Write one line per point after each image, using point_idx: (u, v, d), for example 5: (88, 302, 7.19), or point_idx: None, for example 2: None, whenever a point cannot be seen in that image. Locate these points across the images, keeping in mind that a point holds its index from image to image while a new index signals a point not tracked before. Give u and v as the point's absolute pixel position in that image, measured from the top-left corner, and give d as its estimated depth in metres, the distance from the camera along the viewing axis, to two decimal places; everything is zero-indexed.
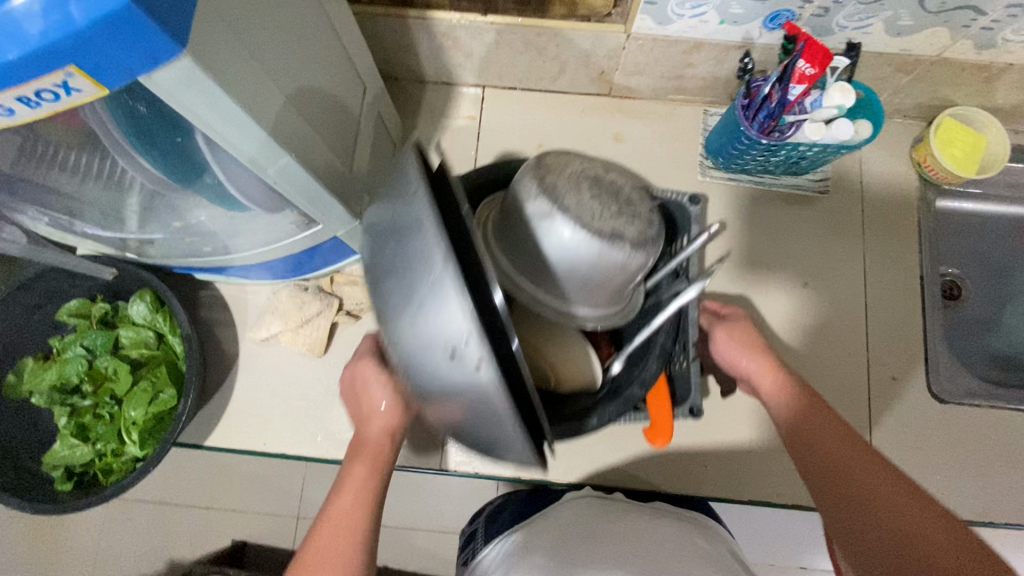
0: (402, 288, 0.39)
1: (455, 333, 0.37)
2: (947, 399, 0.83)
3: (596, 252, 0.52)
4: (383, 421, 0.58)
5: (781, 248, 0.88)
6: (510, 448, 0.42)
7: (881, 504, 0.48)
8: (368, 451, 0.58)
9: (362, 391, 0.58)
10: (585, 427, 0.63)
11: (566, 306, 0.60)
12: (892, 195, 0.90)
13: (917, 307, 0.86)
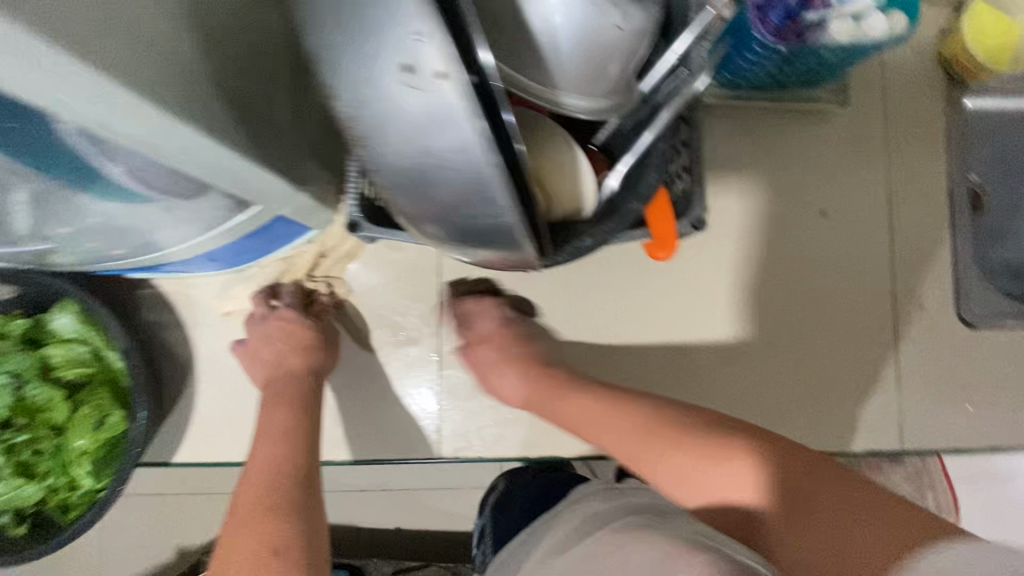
0: (349, 17, 0.33)
1: (411, 44, 0.31)
2: (978, 324, 0.77)
3: (591, 11, 0.49)
4: (312, 365, 0.67)
5: (798, 172, 0.77)
6: (491, 210, 0.38)
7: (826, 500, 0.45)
8: (294, 397, 0.64)
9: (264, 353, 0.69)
10: (582, 247, 0.61)
11: (555, 95, 0.52)
12: (918, 97, 0.79)
13: (945, 225, 0.78)
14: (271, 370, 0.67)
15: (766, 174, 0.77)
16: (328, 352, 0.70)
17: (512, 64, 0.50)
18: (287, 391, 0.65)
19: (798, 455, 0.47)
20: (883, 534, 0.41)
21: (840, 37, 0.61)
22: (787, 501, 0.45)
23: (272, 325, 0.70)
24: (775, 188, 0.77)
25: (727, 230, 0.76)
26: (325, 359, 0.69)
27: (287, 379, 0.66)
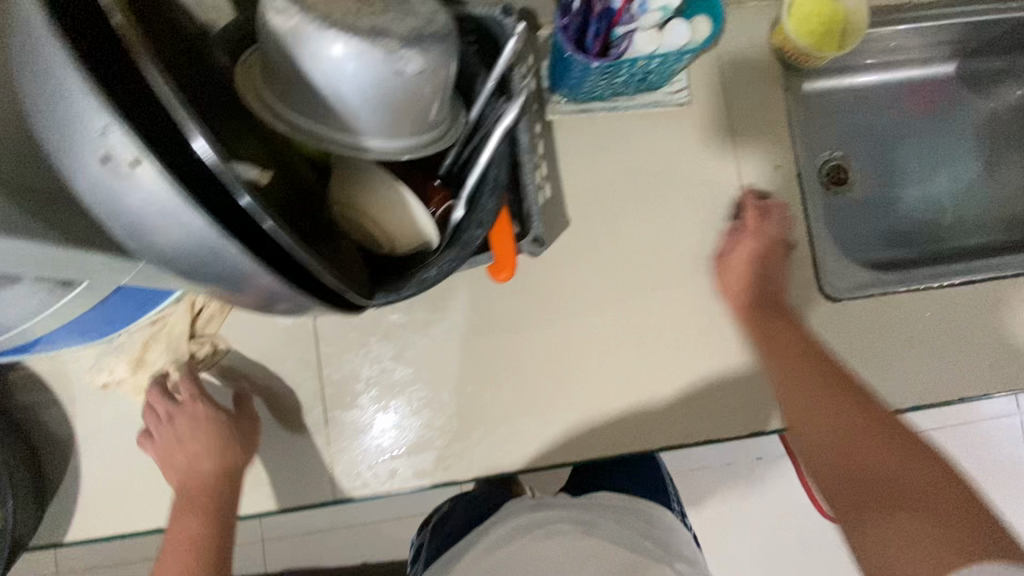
0: (47, 123, 0.36)
1: (104, 140, 0.34)
2: (838, 296, 0.80)
3: (365, 58, 0.49)
4: (219, 459, 0.71)
5: (651, 173, 0.81)
6: (243, 276, 0.40)
7: (904, 493, 0.55)
8: (200, 499, 0.69)
9: (168, 453, 0.71)
10: (425, 279, 0.62)
11: (356, 141, 0.54)
12: (758, 88, 0.81)
13: (799, 207, 0.81)
14: (187, 467, 0.71)
15: (623, 179, 0.80)
16: (236, 440, 0.72)
17: (299, 112, 0.52)
18: (196, 496, 0.69)
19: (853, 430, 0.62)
20: (932, 532, 0.52)
21: (647, 48, 0.64)
22: (912, 487, 0.55)
23: (167, 429, 0.71)
24: (631, 191, 0.80)
25: (588, 237, 0.79)
26: (235, 451, 0.71)
27: (200, 487, 0.70)
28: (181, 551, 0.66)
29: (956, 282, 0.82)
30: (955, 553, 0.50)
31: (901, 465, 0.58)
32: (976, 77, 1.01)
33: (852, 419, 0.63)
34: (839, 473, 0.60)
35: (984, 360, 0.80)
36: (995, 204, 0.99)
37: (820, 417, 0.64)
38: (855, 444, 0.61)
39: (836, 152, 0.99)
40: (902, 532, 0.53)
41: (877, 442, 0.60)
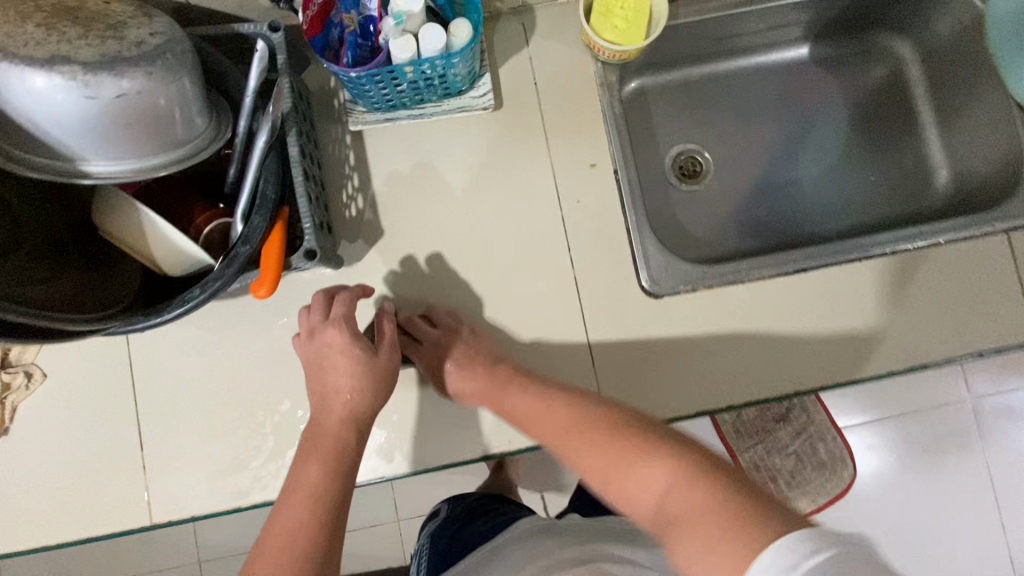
0: None
1: None
2: (660, 292, 0.78)
3: (59, 88, 0.50)
4: (353, 404, 0.68)
5: (464, 178, 0.80)
6: None
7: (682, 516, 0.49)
8: (326, 446, 0.66)
9: (326, 359, 0.69)
10: (187, 298, 0.62)
11: (86, 166, 0.56)
12: (570, 89, 0.81)
13: (617, 205, 0.80)
14: (324, 379, 0.70)
15: (436, 185, 0.80)
16: (380, 386, 0.70)
17: (4, 137, 0.53)
18: (354, 406, 0.69)
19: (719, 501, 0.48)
20: (708, 526, 0.47)
21: (402, 56, 0.63)
22: (679, 506, 0.50)
23: (325, 334, 0.69)
24: (445, 198, 0.80)
25: (401, 247, 0.79)
26: (374, 399, 0.69)
27: (341, 420, 0.68)
28: (315, 472, 0.64)
29: (789, 271, 0.79)
30: (725, 529, 0.46)
31: (654, 484, 0.54)
32: (833, 61, 0.98)
33: (627, 445, 0.58)
34: (633, 495, 0.55)
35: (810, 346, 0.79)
36: (856, 192, 0.95)
37: (597, 450, 0.59)
38: (629, 467, 0.56)
39: (692, 143, 0.97)
40: (692, 534, 0.47)
41: (611, 468, 0.58)
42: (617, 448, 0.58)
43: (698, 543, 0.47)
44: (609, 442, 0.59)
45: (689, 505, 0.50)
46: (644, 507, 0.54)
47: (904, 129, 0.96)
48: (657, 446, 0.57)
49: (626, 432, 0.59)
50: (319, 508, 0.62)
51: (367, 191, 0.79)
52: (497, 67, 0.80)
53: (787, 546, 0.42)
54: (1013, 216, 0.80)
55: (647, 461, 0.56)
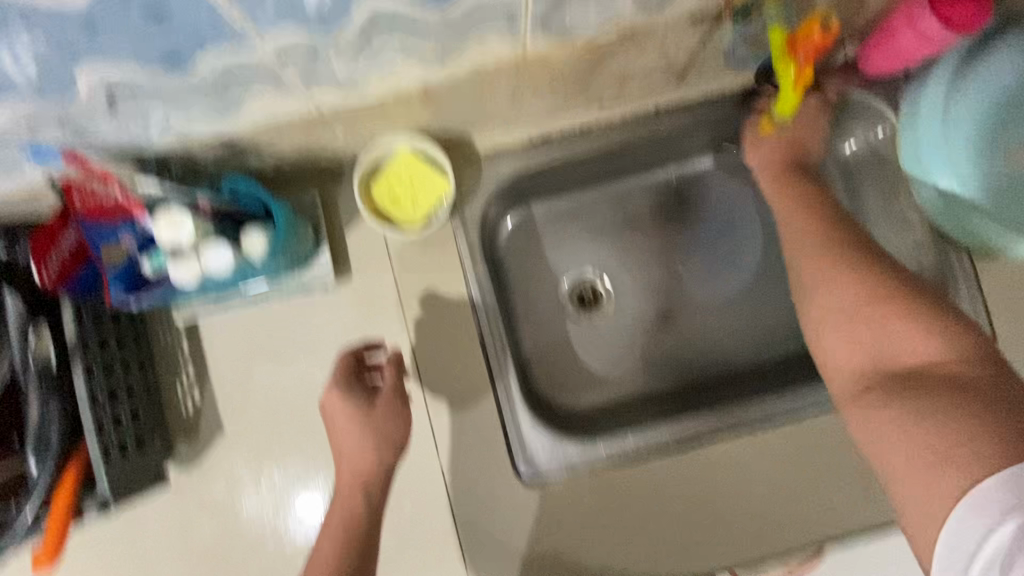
0: None
1: None
2: (538, 478, 0.70)
3: None
4: (358, 465, 0.62)
5: (313, 364, 0.70)
6: None
7: (916, 375, 0.49)
8: (342, 506, 0.61)
9: (332, 428, 0.63)
10: None
11: None
12: (427, 252, 0.71)
13: (486, 380, 0.71)
14: (341, 442, 0.62)
15: (282, 374, 0.70)
16: (389, 439, 0.62)
17: None
18: (360, 521, 0.60)
19: (966, 380, 0.47)
20: (915, 430, 0.46)
21: (186, 283, 0.54)
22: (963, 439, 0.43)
23: (325, 400, 0.63)
24: (291, 386, 0.70)
25: (243, 447, 0.70)
26: (387, 451, 0.62)
27: (347, 484, 0.62)
28: None
29: (681, 444, 0.71)
30: (932, 464, 0.44)
31: (919, 347, 0.50)
32: (748, 170, 0.87)
33: (877, 296, 0.54)
34: (852, 351, 0.54)
35: (723, 531, 0.69)
36: (781, 319, 0.84)
37: (851, 303, 0.55)
38: (883, 326, 0.52)
39: (594, 271, 0.87)
40: (891, 420, 0.48)
41: (880, 333, 0.53)
42: (875, 300, 0.53)
43: (902, 469, 0.46)
44: (854, 277, 0.56)
45: (949, 377, 0.47)
46: (836, 365, 0.56)
47: None
48: (913, 305, 0.52)
49: (864, 289, 0.55)
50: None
51: (204, 385, 0.70)
52: (340, 234, 0.71)
53: (975, 506, 0.41)
54: None
55: (907, 328, 0.51)
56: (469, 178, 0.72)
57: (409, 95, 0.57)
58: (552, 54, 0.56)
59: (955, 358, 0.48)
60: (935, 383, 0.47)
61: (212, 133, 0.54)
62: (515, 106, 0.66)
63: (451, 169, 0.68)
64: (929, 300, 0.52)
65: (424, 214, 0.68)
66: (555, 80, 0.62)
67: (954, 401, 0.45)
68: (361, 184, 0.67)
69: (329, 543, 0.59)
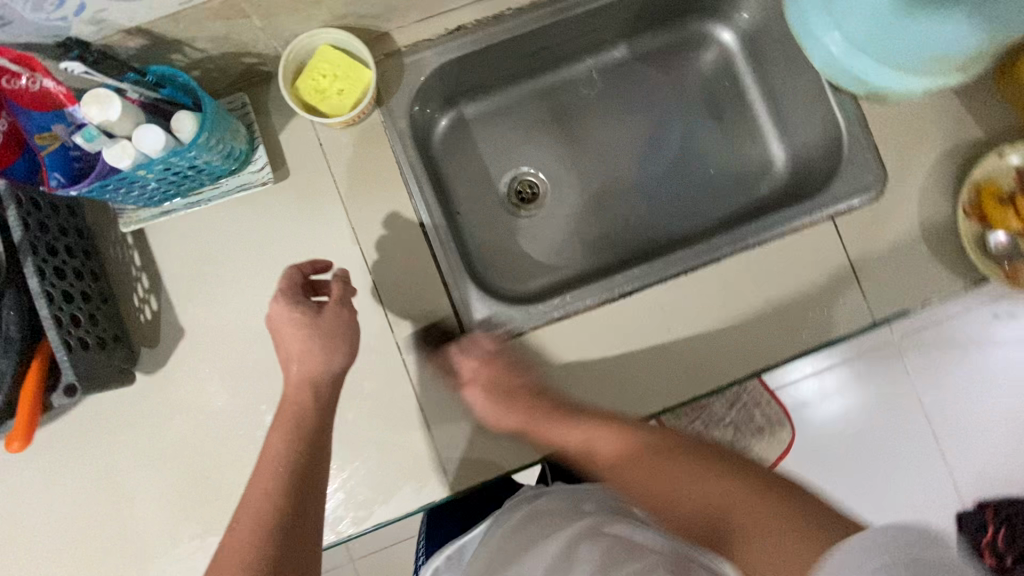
0: None
1: None
2: (487, 343, 0.75)
3: None
4: (307, 366, 0.65)
5: (263, 260, 0.74)
6: None
7: (711, 504, 0.49)
8: (287, 407, 0.64)
9: (278, 336, 0.66)
10: None
11: None
12: (361, 145, 0.75)
13: (430, 258, 0.76)
14: (288, 350, 0.66)
15: (234, 273, 0.74)
16: (337, 343, 0.66)
17: None
18: (308, 422, 0.63)
19: (737, 493, 0.48)
20: (774, 544, 0.42)
21: (123, 166, 0.57)
22: (707, 498, 0.50)
23: (272, 307, 0.66)
24: (244, 283, 0.74)
25: (206, 345, 0.74)
26: (336, 356, 0.66)
27: (297, 385, 0.65)
28: (244, 529, 0.55)
29: (613, 298, 0.77)
30: (784, 526, 0.43)
31: (711, 492, 0.50)
32: (659, 58, 0.93)
33: (688, 462, 0.54)
34: (665, 488, 0.53)
35: (657, 375, 0.75)
36: (701, 192, 0.92)
37: (674, 469, 0.54)
38: (663, 479, 0.54)
39: (528, 166, 0.93)
40: (755, 536, 0.44)
41: (674, 481, 0.53)
42: (689, 468, 0.53)
43: (768, 553, 0.42)
44: (679, 456, 0.55)
45: (722, 498, 0.49)
46: (676, 516, 0.51)
47: (741, 121, 0.92)
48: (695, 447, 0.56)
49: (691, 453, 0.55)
50: (290, 473, 0.59)
51: (160, 291, 0.73)
52: (274, 134, 0.74)
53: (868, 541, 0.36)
54: (838, 201, 0.78)
55: (707, 478, 0.52)
56: (392, 71, 0.76)
57: None
58: None
59: (731, 492, 0.49)
60: (715, 495, 0.49)
61: (129, 21, 0.57)
62: None
63: (370, 56, 0.72)
64: (704, 462, 0.54)
65: (352, 101, 0.72)
66: None
67: (746, 524, 0.45)
68: (287, 82, 0.71)
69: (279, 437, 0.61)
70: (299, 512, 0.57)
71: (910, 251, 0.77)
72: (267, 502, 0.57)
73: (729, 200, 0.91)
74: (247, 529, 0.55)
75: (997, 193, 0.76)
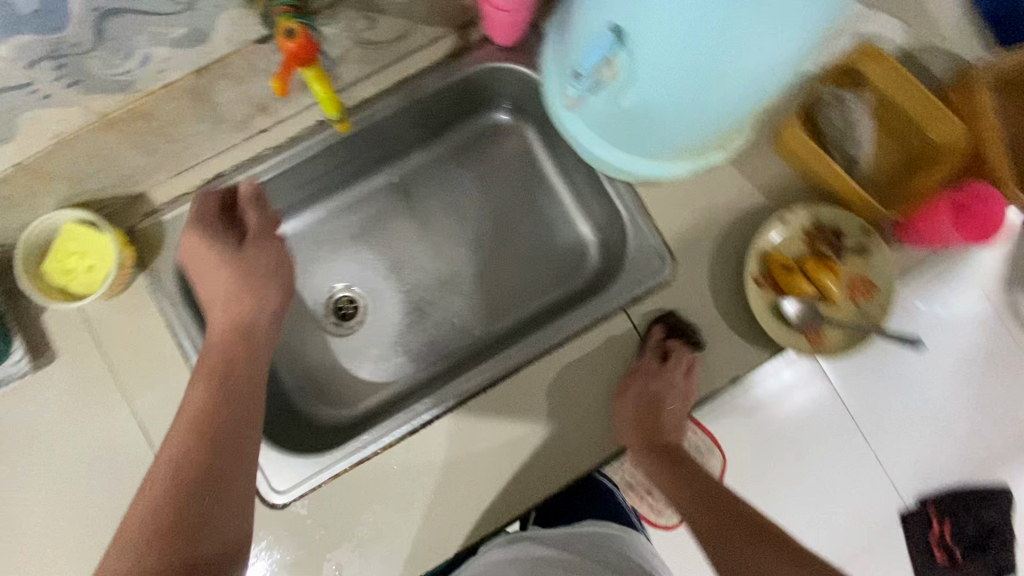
0: None
1: None
2: (283, 502, 0.71)
3: None
4: (230, 314, 0.66)
5: (37, 450, 0.71)
6: None
7: None
8: (208, 367, 0.62)
9: (200, 268, 0.67)
10: None
11: None
12: (129, 312, 0.73)
13: None
14: (205, 272, 0.67)
15: (8, 469, 0.70)
16: (264, 279, 0.68)
17: None
18: (236, 367, 0.62)
19: None
20: None
21: None
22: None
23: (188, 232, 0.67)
24: (20, 478, 0.71)
25: None
26: (270, 298, 0.68)
27: (222, 333, 0.65)
28: (171, 452, 0.56)
29: (414, 431, 0.74)
30: None
31: None
32: (460, 154, 0.92)
33: None
34: None
35: (478, 483, 0.72)
36: (522, 281, 0.89)
37: None
38: None
39: (343, 285, 0.90)
40: None
41: None
42: None
43: None
44: None
45: None
46: None
47: (550, 205, 0.91)
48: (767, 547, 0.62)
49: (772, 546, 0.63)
50: (203, 433, 0.57)
51: None
52: (34, 318, 0.71)
53: None
54: (631, 290, 0.77)
55: None
56: (153, 232, 0.74)
57: (7, 175, 0.58)
58: (134, 106, 0.58)
59: None
60: None
61: None
62: (158, 157, 0.68)
63: (114, 227, 0.70)
64: None
65: (103, 276, 0.70)
66: (175, 124, 0.65)
67: None
68: (25, 273, 0.67)
69: (203, 391, 0.60)
70: (221, 475, 0.55)
71: (709, 331, 0.76)
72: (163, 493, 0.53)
73: (551, 286, 0.88)
74: (149, 506, 0.52)
75: (787, 263, 0.75)
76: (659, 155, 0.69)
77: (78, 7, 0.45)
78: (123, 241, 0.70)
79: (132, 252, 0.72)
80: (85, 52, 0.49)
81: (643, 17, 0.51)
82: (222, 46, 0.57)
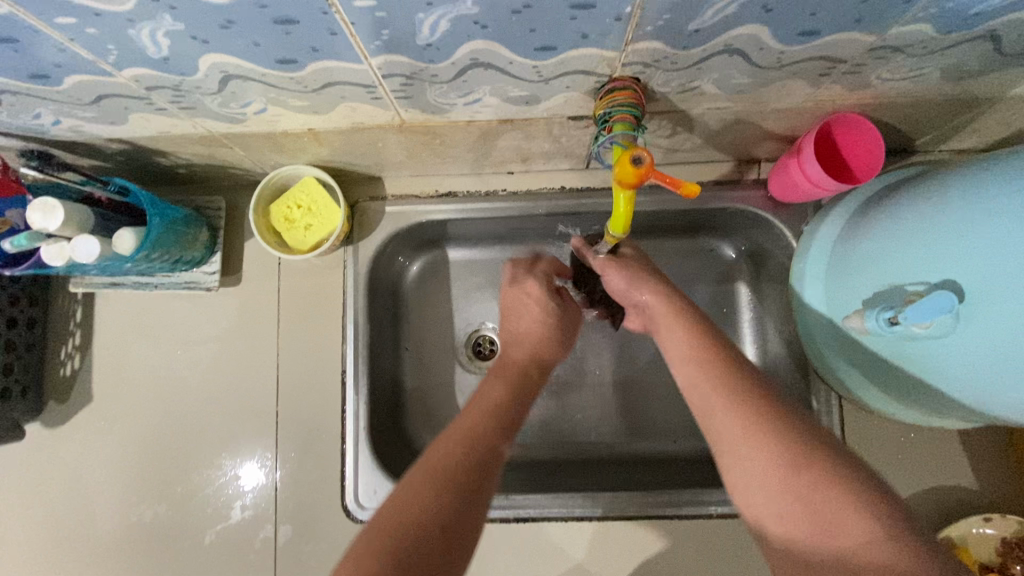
0: None
1: None
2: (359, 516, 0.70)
3: None
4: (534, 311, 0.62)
5: (188, 354, 0.75)
6: None
7: None
8: (513, 365, 0.58)
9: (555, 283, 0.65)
10: None
11: None
12: (317, 273, 0.76)
13: (339, 406, 0.73)
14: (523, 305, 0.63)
15: (156, 356, 0.75)
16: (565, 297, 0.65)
17: None
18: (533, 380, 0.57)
19: None
20: None
21: (56, 264, 0.58)
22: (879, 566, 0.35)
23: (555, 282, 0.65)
24: (162, 368, 0.75)
25: (105, 415, 0.74)
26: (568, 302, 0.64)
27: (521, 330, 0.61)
28: (462, 431, 0.48)
29: (507, 520, 0.72)
30: None
31: None
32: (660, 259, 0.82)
33: None
34: None
35: None
36: (664, 414, 0.83)
37: None
38: None
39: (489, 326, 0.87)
40: None
41: None
42: None
43: None
44: None
45: None
46: None
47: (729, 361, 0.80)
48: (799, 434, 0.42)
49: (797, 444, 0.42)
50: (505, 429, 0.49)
51: (86, 351, 0.75)
52: (240, 241, 0.75)
53: None
54: None
55: None
56: (370, 215, 0.75)
57: (296, 134, 0.61)
58: (433, 124, 0.59)
59: None
60: None
61: (107, 134, 0.58)
62: (413, 159, 0.69)
63: (345, 201, 0.71)
64: None
65: (316, 238, 0.72)
66: (450, 145, 0.65)
67: None
68: (257, 206, 0.70)
69: (505, 386, 0.54)
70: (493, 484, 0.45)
71: None
72: (442, 483, 0.43)
73: (692, 437, 0.82)
74: (437, 485, 0.43)
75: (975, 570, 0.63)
76: (913, 405, 0.60)
77: (462, 55, 0.45)
78: (347, 215, 0.72)
79: (347, 228, 0.73)
80: (435, 83, 0.49)
81: (998, 303, 0.45)
82: (540, 111, 0.56)
